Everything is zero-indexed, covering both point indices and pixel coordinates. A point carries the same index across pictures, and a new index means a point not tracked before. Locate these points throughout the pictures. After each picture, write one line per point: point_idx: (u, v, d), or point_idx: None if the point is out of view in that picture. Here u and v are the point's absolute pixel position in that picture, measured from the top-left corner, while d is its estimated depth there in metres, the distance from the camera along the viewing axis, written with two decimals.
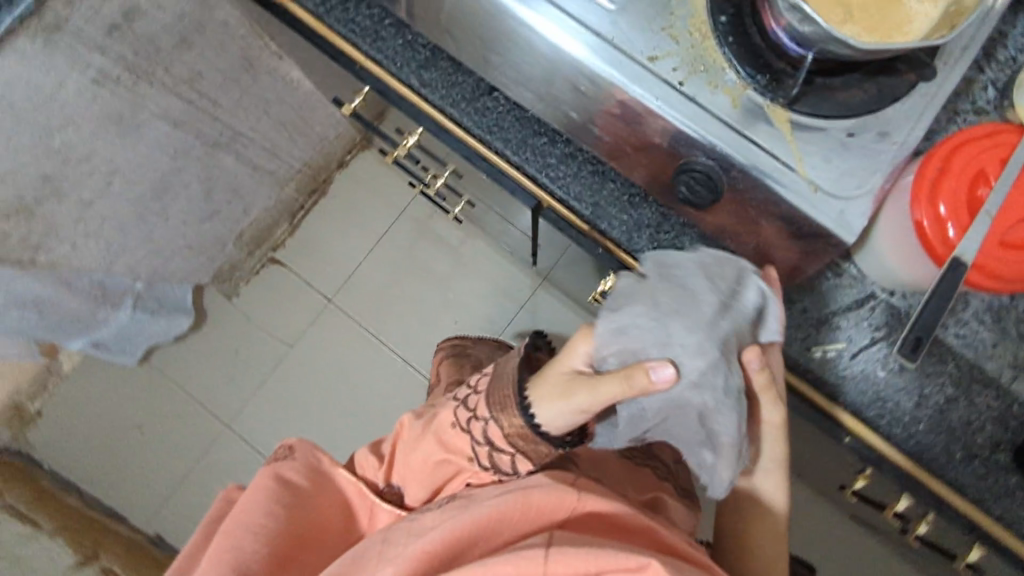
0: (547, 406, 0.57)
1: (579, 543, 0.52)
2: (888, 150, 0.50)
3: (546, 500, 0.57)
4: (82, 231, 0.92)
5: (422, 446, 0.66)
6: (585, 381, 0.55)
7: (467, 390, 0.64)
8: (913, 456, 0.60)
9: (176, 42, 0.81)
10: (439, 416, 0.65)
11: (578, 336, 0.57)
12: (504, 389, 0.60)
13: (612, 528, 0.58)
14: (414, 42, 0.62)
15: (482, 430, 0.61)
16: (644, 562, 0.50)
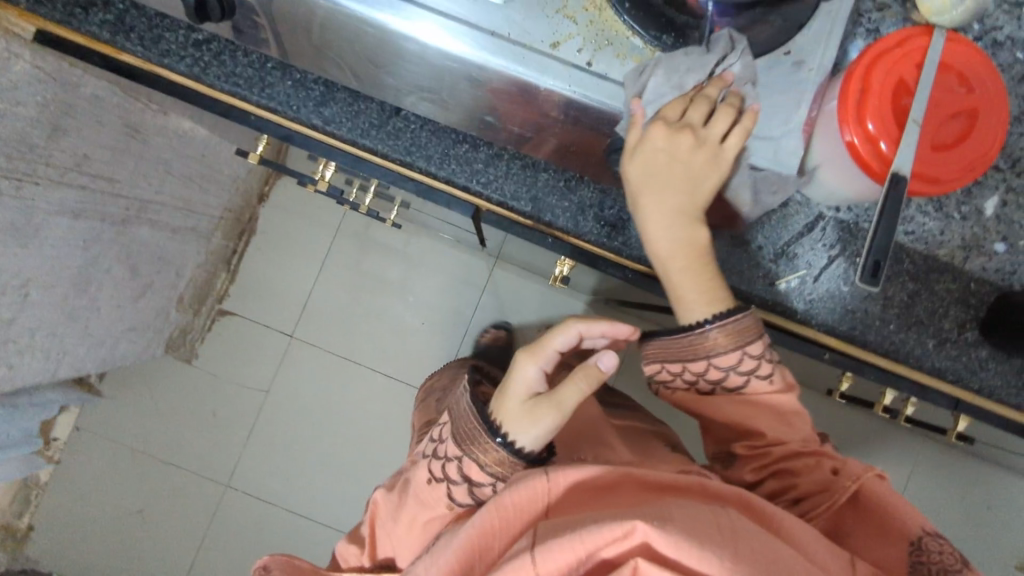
0: (521, 429, 0.59)
1: (561, 528, 0.46)
2: (808, 78, 0.49)
3: (519, 501, 0.53)
4: (15, 351, 0.85)
5: (404, 514, 0.69)
6: (547, 398, 0.59)
7: (434, 443, 0.66)
8: (889, 355, 0.61)
9: (50, 132, 0.74)
10: (414, 478, 0.68)
11: (521, 359, 0.62)
12: (466, 425, 0.62)
13: (599, 494, 0.52)
14: (304, 79, 0.58)
15: (456, 468, 0.63)
16: (625, 527, 0.43)
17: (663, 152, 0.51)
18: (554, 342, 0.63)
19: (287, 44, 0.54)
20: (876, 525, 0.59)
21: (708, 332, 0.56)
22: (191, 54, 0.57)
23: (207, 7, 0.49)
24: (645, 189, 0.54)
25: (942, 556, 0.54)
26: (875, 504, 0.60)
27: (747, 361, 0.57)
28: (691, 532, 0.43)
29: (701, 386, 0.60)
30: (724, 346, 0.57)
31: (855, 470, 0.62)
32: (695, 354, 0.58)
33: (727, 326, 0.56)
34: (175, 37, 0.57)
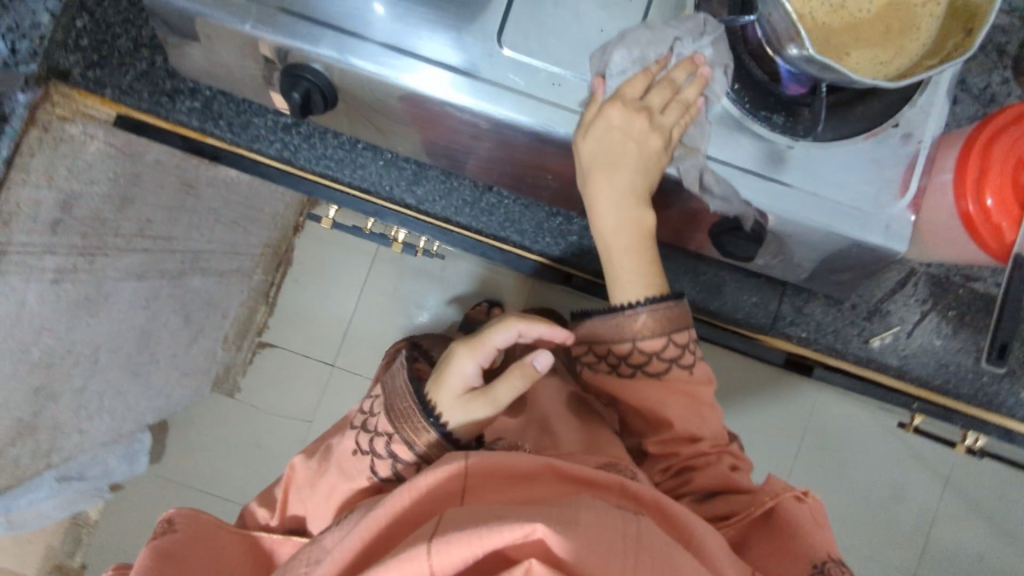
0: (456, 418, 0.56)
1: (464, 518, 0.40)
2: (917, 151, 0.49)
3: (432, 486, 0.47)
4: (86, 415, 0.86)
5: (322, 484, 0.63)
6: (483, 395, 0.56)
7: (363, 414, 0.62)
8: (982, 404, 0.61)
9: (119, 203, 0.74)
10: (340, 446, 0.62)
11: (458, 356, 0.56)
12: (401, 403, 0.58)
13: (513, 486, 0.47)
14: (394, 159, 0.59)
15: (384, 444, 0.58)
16: (526, 528, 0.37)
17: (618, 130, 0.47)
18: (492, 338, 0.56)
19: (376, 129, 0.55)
20: (781, 544, 0.52)
21: (630, 315, 0.53)
22: (281, 138, 0.59)
23: (312, 102, 0.50)
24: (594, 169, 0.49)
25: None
26: (790, 528, 0.53)
27: (670, 349, 0.54)
28: (594, 540, 0.37)
29: (622, 370, 0.55)
30: (649, 332, 0.53)
31: (776, 488, 0.55)
32: (617, 335, 0.54)
33: (657, 311, 0.53)
34: (263, 122, 0.59)
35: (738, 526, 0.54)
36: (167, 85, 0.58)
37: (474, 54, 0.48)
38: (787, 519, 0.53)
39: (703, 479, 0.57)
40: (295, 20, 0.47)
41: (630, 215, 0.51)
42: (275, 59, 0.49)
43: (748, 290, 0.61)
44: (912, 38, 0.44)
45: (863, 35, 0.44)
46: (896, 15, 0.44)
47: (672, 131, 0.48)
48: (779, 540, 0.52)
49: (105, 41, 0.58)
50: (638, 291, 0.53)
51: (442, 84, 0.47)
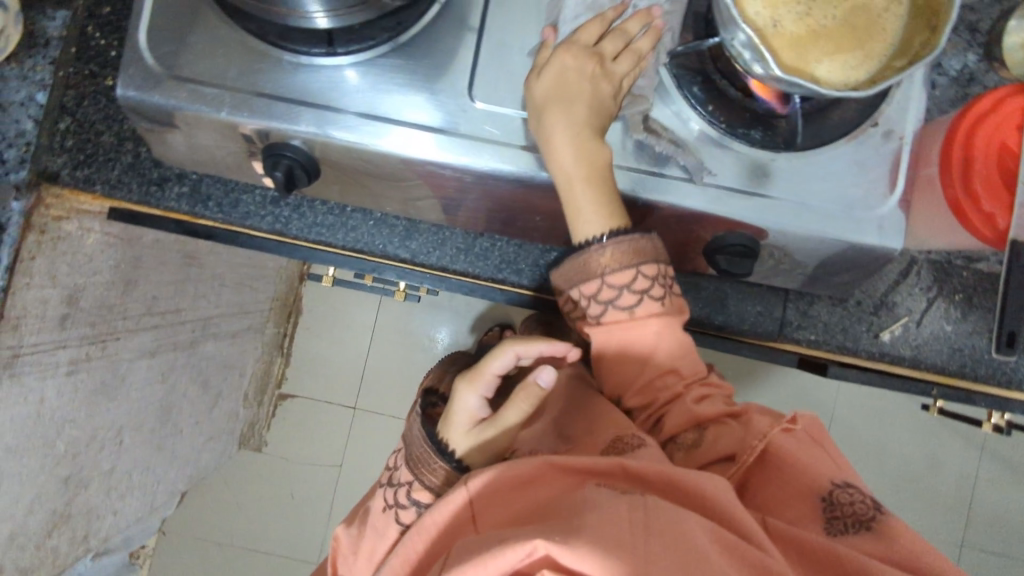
0: (472, 453, 0.57)
1: (469, 550, 0.40)
2: (900, 147, 0.49)
3: (442, 517, 0.48)
4: (118, 496, 0.88)
5: (360, 549, 0.62)
6: (493, 422, 0.57)
7: (389, 471, 0.62)
8: (1003, 383, 0.60)
9: (123, 288, 0.75)
10: (371, 507, 0.62)
11: (463, 387, 0.58)
12: (417, 450, 0.58)
13: (518, 494, 0.46)
14: (385, 218, 0.60)
15: (406, 494, 0.58)
16: (526, 547, 0.37)
17: (571, 70, 0.46)
18: (490, 366, 0.58)
19: (360, 192, 0.56)
20: (778, 481, 0.48)
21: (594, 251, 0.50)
22: (272, 212, 0.59)
23: (296, 177, 0.51)
24: (548, 105, 0.46)
25: (854, 507, 0.45)
26: (786, 466, 0.49)
27: (642, 281, 0.51)
28: (599, 540, 0.37)
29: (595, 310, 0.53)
30: (616, 265, 0.50)
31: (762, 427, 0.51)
32: (587, 274, 0.51)
33: (622, 243, 0.49)
34: (253, 197, 0.59)
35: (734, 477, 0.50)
36: (153, 174, 0.59)
37: (447, 109, 0.48)
38: (781, 459, 0.49)
39: (681, 423, 0.54)
40: (268, 100, 0.48)
41: (589, 150, 0.46)
42: (258, 138, 0.50)
43: (752, 300, 0.61)
44: (879, 38, 0.43)
45: (830, 41, 0.43)
46: (860, 17, 0.43)
47: (622, 81, 0.48)
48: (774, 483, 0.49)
49: (88, 140, 0.59)
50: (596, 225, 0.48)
51: (419, 146, 0.48)
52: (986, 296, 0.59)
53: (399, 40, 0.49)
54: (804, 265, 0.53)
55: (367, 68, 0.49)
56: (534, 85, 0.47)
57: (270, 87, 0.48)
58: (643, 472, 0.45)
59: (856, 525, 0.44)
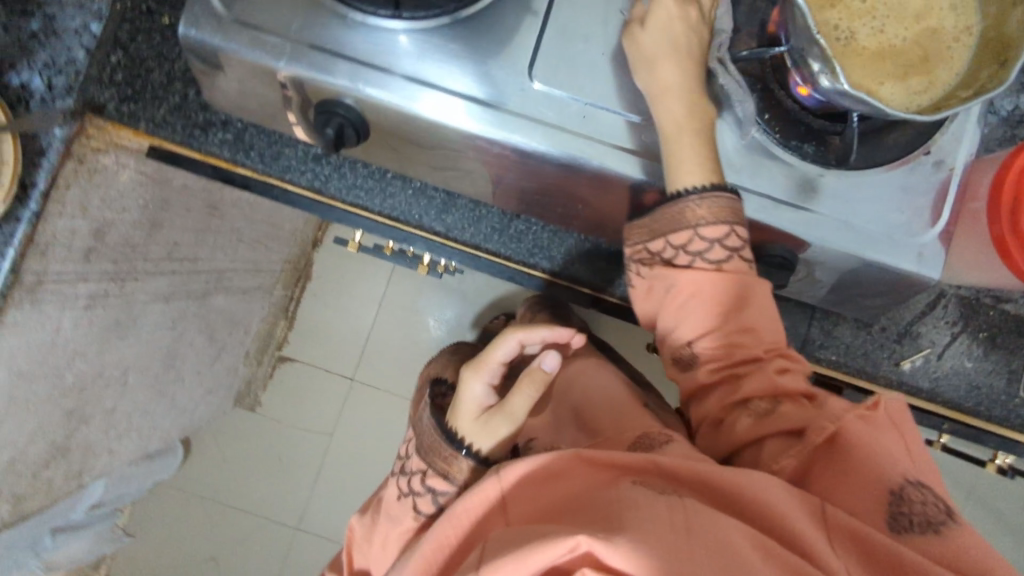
0: (484, 441, 0.57)
1: (512, 542, 0.42)
2: (949, 177, 0.50)
3: (473, 508, 0.49)
4: (115, 436, 0.88)
5: (376, 536, 0.63)
6: (501, 410, 0.57)
7: (401, 461, 0.62)
8: (1014, 427, 0.60)
9: (148, 229, 0.75)
10: (385, 494, 0.63)
11: (467, 378, 0.59)
12: (428, 439, 0.58)
13: (546, 487, 0.47)
14: (423, 188, 0.59)
15: (421, 481, 0.58)
16: (569, 543, 0.38)
17: (678, 21, 0.48)
18: (495, 354, 0.60)
19: (404, 160, 0.56)
20: (846, 471, 0.47)
21: (690, 201, 0.47)
22: (312, 169, 0.59)
23: (345, 137, 0.50)
24: (659, 54, 0.47)
25: (925, 507, 0.44)
26: (858, 454, 0.47)
27: (734, 239, 0.49)
28: (643, 541, 0.38)
29: (679, 261, 0.51)
30: (711, 218, 0.48)
31: (837, 412, 0.50)
32: (677, 224, 0.49)
33: (719, 199, 0.47)
34: (294, 152, 0.59)
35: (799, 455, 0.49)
36: (200, 117, 0.59)
37: (506, 87, 0.48)
38: (853, 446, 0.47)
39: (754, 391, 0.52)
40: (327, 57, 0.48)
41: (692, 106, 0.47)
42: (292, 89, 0.50)
43: (777, 313, 0.61)
44: (947, 64, 0.43)
45: (898, 62, 0.43)
46: (929, 42, 0.44)
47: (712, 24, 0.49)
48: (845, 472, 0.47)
49: (139, 75, 0.59)
50: (697, 177, 0.47)
51: (477, 120, 0.48)
52: (1010, 337, 0.59)
53: (460, 14, 0.48)
54: (835, 281, 0.54)
55: (422, 38, 0.48)
56: (633, 35, 0.48)
57: (329, 43, 0.48)
58: (678, 472, 0.46)
59: (925, 526, 0.44)
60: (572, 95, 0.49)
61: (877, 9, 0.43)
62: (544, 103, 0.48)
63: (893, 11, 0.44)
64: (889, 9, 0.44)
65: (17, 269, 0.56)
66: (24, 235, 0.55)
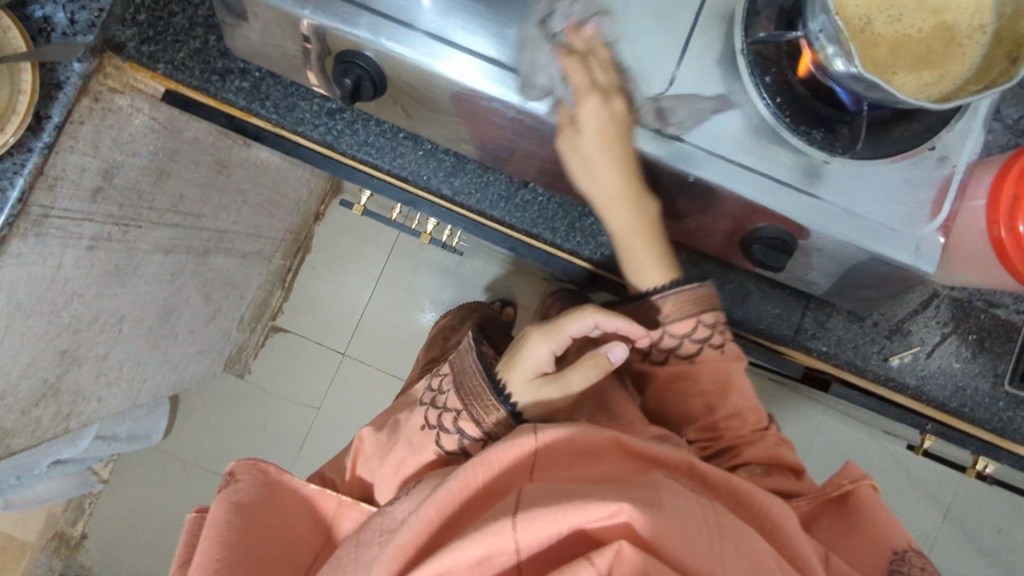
0: (530, 401, 0.59)
1: (552, 496, 0.44)
2: (952, 174, 0.51)
3: (505, 459, 0.51)
4: (104, 385, 0.88)
5: (390, 456, 0.64)
6: (555, 383, 0.59)
7: (432, 392, 0.64)
8: (995, 431, 0.61)
9: (156, 177, 0.75)
10: (407, 424, 0.64)
11: (534, 342, 0.60)
12: (471, 382, 0.61)
13: (579, 460, 0.51)
14: (434, 150, 0.60)
15: (452, 420, 0.60)
16: (614, 507, 0.41)
17: (609, 127, 0.50)
18: (568, 327, 0.59)
19: (418, 120, 0.57)
20: (850, 530, 0.55)
21: (656, 300, 0.59)
22: (326, 123, 0.60)
23: (362, 89, 0.51)
24: (598, 169, 0.53)
25: (923, 572, 0.51)
26: (865, 513, 0.55)
27: (701, 329, 0.59)
28: (678, 522, 0.42)
29: (656, 356, 0.62)
30: (677, 314, 0.58)
31: (854, 473, 0.57)
32: (647, 318, 0.60)
33: (682, 293, 0.58)
34: (310, 106, 0.60)
35: (810, 504, 0.57)
36: (218, 63, 0.59)
37: (523, 52, 0.49)
38: (863, 504, 0.55)
39: (754, 457, 0.60)
40: (352, 8, 0.48)
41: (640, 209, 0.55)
42: (313, 39, 0.51)
43: (774, 301, 0.62)
44: (958, 60, 0.45)
45: (910, 53, 0.45)
46: (944, 37, 0.45)
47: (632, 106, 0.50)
48: (855, 527, 0.55)
49: (161, 17, 0.59)
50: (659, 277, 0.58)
51: (492, 82, 0.49)
52: (1000, 341, 0.60)
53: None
54: (834, 270, 0.55)
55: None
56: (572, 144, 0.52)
57: None
58: (712, 479, 0.52)
59: None
60: (585, 65, 0.49)
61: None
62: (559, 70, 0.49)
63: (912, 1, 0.45)
64: (907, 0, 0.45)
65: (25, 200, 0.57)
66: (35, 166, 0.56)
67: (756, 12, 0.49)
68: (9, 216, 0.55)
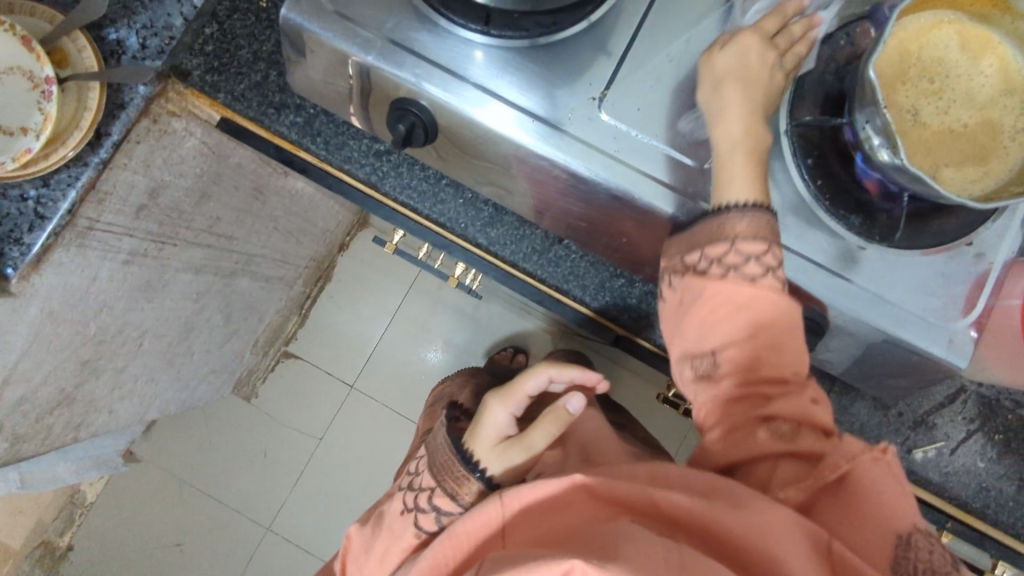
0: (499, 468, 0.58)
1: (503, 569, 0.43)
2: (987, 270, 0.51)
3: (473, 527, 0.53)
4: (119, 396, 0.88)
5: (376, 546, 0.64)
6: (517, 443, 0.58)
7: (409, 478, 0.64)
8: (1016, 534, 0.60)
9: (197, 198, 0.77)
10: (388, 510, 0.64)
11: (491, 404, 0.60)
12: (440, 457, 0.61)
13: (549, 515, 0.49)
14: (474, 199, 0.61)
15: (428, 498, 0.60)
16: (564, 565, 0.38)
17: (756, 53, 0.49)
18: (524, 386, 0.60)
19: (465, 163, 0.56)
20: (849, 510, 0.45)
21: (731, 217, 0.48)
22: (372, 163, 0.61)
23: (413, 136, 0.53)
24: (728, 81, 0.49)
25: (931, 556, 0.42)
26: (862, 494, 0.45)
27: (771, 257, 0.48)
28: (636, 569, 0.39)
29: (713, 274, 0.50)
30: (750, 236, 0.48)
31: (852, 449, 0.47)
32: (717, 235, 0.49)
33: (758, 218, 0.48)
34: (359, 145, 0.61)
35: (803, 487, 0.48)
36: (276, 98, 0.61)
37: (570, 111, 0.50)
38: (861, 485, 0.45)
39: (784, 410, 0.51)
40: (412, 56, 0.50)
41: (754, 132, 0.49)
42: (354, 75, 0.53)
43: None
44: (1002, 158, 0.46)
45: (957, 145, 0.46)
46: (989, 135, 0.47)
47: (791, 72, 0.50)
48: (851, 511, 0.45)
49: (228, 50, 0.60)
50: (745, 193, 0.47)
51: (530, 133, 0.50)
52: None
53: (538, 40, 0.50)
54: (864, 355, 0.55)
55: (495, 52, 0.51)
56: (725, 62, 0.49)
57: (413, 41, 0.50)
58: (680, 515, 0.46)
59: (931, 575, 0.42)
60: (626, 128, 0.50)
61: (945, 90, 0.46)
62: (602, 131, 0.50)
63: (961, 95, 0.47)
64: (958, 91, 0.47)
65: (74, 212, 0.59)
66: (89, 179, 0.59)
67: (803, 94, 0.51)
68: (56, 226, 0.58)
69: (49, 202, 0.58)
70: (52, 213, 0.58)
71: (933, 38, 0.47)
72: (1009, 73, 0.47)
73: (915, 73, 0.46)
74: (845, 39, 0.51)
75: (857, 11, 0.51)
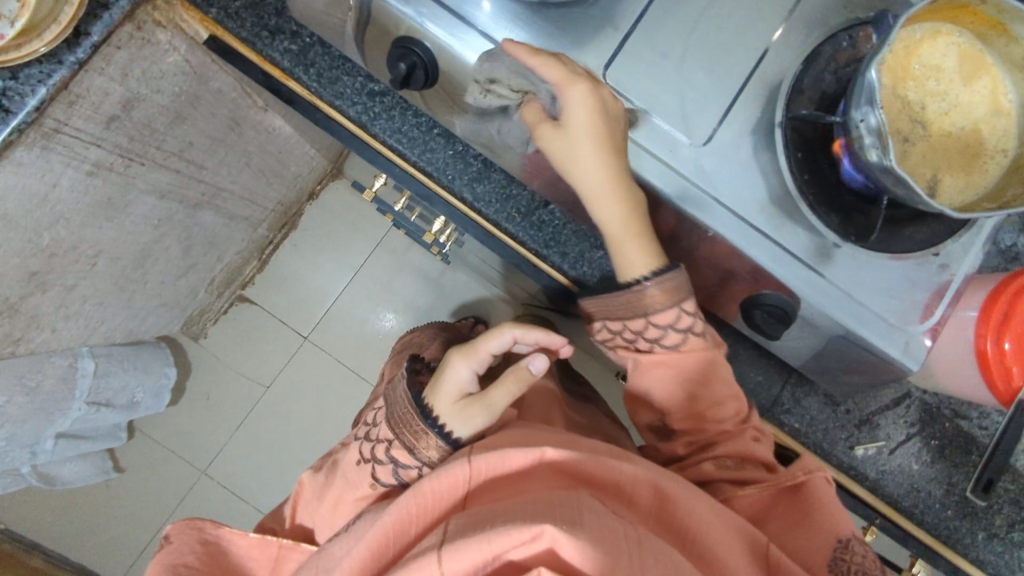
0: (460, 425, 0.57)
1: (472, 529, 0.42)
2: (949, 281, 0.53)
3: (441, 489, 0.49)
4: (63, 315, 0.84)
5: (328, 494, 0.63)
6: (479, 401, 0.57)
7: (366, 427, 0.63)
8: (939, 536, 0.63)
9: (172, 118, 0.74)
10: (342, 461, 0.63)
11: (454, 358, 0.59)
12: (400, 410, 0.59)
13: (511, 483, 0.49)
14: (465, 152, 0.61)
15: (385, 450, 0.59)
16: (535, 531, 0.39)
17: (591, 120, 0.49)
18: (487, 345, 0.59)
19: (458, 118, 0.57)
20: (797, 518, 0.54)
21: (642, 291, 0.55)
22: (364, 102, 0.60)
23: (413, 78, 0.51)
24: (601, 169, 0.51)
25: (863, 561, 0.51)
26: (815, 503, 0.54)
27: (684, 319, 0.56)
28: (602, 541, 0.40)
29: (638, 343, 0.59)
30: (662, 306, 0.55)
31: (810, 465, 0.56)
32: (634, 311, 0.57)
33: (664, 285, 0.54)
34: (352, 82, 0.60)
35: (761, 491, 0.57)
36: (272, 21, 0.59)
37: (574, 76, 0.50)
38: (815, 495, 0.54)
39: (727, 451, 0.60)
40: None
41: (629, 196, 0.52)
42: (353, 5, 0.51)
43: (755, 370, 0.66)
44: (981, 171, 0.49)
45: (942, 154, 0.49)
46: (972, 148, 0.49)
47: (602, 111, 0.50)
48: (803, 518, 0.54)
49: None
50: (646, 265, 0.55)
51: None
52: (954, 450, 0.63)
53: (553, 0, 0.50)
54: (826, 349, 0.57)
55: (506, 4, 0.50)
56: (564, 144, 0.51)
57: None
58: (637, 502, 0.49)
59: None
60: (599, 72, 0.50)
61: (948, 92, 0.49)
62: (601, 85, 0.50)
63: (951, 108, 0.48)
64: (950, 102, 0.48)
65: (41, 109, 0.55)
66: (61, 79, 0.55)
67: (801, 89, 0.51)
68: (20, 122, 0.54)
69: (15, 96, 0.53)
70: (18, 108, 0.53)
71: (933, 46, 0.49)
72: (1001, 94, 0.49)
73: (920, 73, 0.48)
74: (847, 41, 0.51)
75: (861, 15, 0.52)
